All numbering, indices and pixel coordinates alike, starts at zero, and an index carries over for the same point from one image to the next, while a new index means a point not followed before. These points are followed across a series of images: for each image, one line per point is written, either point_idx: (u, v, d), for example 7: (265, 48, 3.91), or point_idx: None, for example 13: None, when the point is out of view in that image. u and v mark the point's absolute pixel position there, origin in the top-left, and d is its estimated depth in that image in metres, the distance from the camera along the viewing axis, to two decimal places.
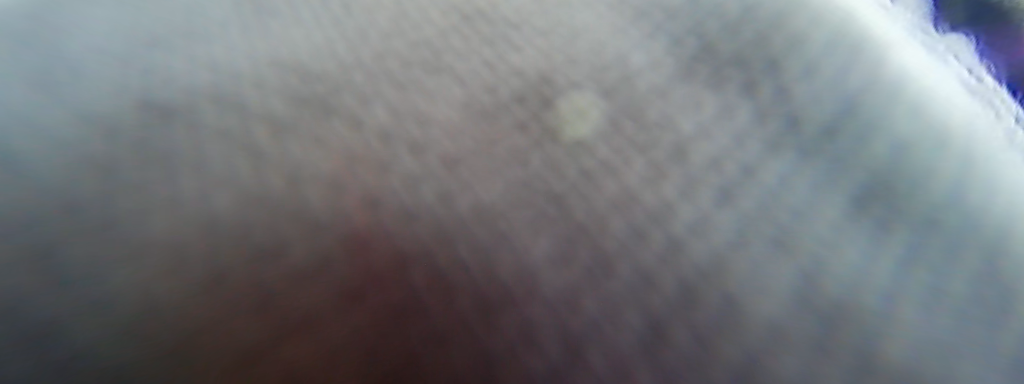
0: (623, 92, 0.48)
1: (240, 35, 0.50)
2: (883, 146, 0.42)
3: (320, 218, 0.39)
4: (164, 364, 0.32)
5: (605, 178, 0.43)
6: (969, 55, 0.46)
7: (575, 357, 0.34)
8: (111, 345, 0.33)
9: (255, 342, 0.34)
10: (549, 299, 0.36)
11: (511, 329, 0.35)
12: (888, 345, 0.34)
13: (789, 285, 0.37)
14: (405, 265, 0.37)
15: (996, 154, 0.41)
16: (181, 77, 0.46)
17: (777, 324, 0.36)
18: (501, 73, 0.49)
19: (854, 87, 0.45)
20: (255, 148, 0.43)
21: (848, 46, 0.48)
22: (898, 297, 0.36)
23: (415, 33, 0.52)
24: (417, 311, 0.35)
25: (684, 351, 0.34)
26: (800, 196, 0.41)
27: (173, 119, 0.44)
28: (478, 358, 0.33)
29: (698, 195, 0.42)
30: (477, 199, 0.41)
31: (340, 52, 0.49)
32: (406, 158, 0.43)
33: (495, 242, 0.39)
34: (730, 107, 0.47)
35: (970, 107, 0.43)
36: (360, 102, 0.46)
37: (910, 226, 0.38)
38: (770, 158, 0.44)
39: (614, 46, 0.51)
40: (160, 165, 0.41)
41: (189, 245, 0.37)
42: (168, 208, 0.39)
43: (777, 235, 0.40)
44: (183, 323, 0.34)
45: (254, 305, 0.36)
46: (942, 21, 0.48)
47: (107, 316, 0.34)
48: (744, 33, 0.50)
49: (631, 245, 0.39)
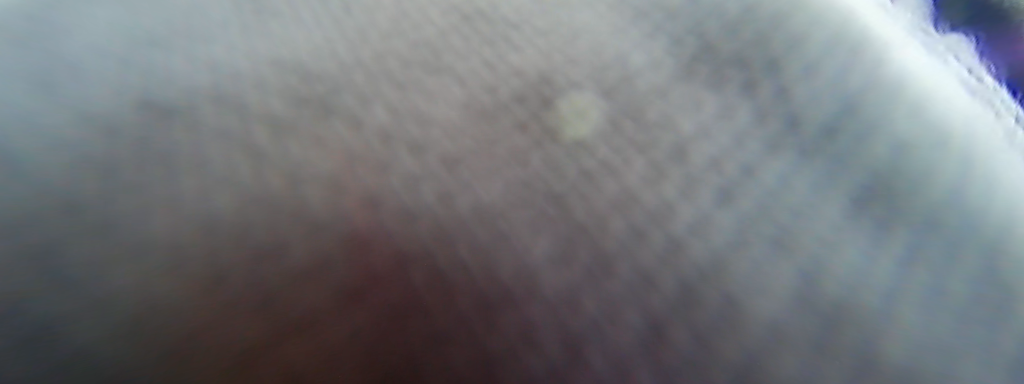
0: (623, 92, 0.48)
1: (240, 35, 0.50)
2: (883, 145, 0.42)
3: (319, 218, 0.39)
4: (166, 364, 0.32)
5: (605, 178, 0.43)
6: (969, 55, 0.46)
7: (575, 357, 0.34)
8: (113, 346, 0.33)
9: (255, 342, 0.34)
10: (550, 298, 0.36)
11: (512, 329, 0.35)
12: (887, 346, 0.34)
13: (789, 285, 0.37)
14: (405, 265, 0.37)
15: (996, 153, 0.41)
16: (182, 77, 0.46)
17: (777, 324, 0.36)
18: (501, 73, 0.49)
19: (854, 87, 0.45)
20: (256, 148, 0.43)
21: (849, 46, 0.47)
22: (898, 297, 0.36)
23: (415, 33, 0.52)
24: (418, 311, 0.35)
25: (684, 351, 0.34)
26: (800, 195, 0.41)
27: (173, 119, 0.44)
28: (479, 358, 0.34)
29: (698, 195, 0.42)
30: (478, 199, 0.41)
31: (340, 52, 0.49)
32: (406, 158, 0.43)
33: (495, 242, 0.39)
34: (730, 107, 0.47)
35: (971, 108, 0.43)
36: (360, 102, 0.46)
37: (910, 226, 0.38)
38: (771, 158, 0.44)
39: (614, 46, 0.51)
40: (160, 165, 0.41)
41: (189, 246, 0.37)
42: (168, 209, 0.39)
43: (777, 235, 0.40)
44: (184, 323, 0.34)
45: (254, 305, 0.36)
46: (942, 21, 0.48)
47: (107, 316, 0.34)
48: (744, 33, 0.50)
49: (631, 245, 0.39)
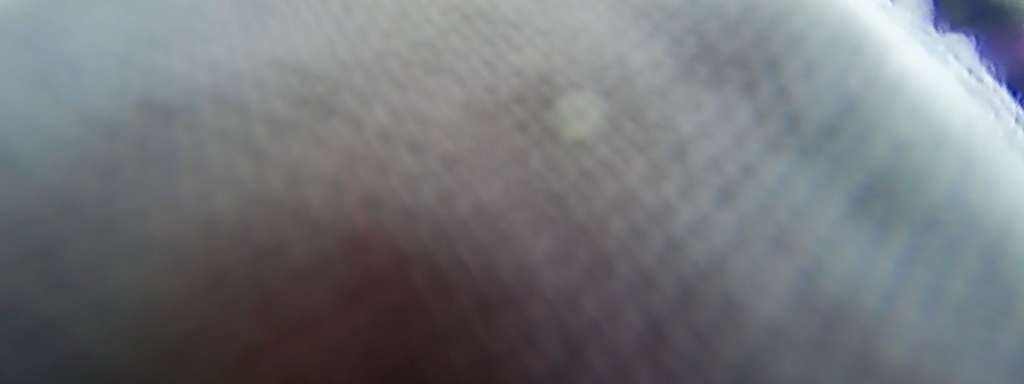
0: (623, 92, 0.48)
1: (240, 35, 0.50)
2: (882, 146, 0.42)
3: (320, 219, 0.39)
4: (166, 364, 0.32)
5: (605, 178, 0.43)
6: (969, 55, 0.46)
7: (575, 358, 0.34)
8: (113, 347, 0.33)
9: (256, 342, 0.34)
10: (549, 299, 0.36)
11: (512, 329, 0.35)
12: (886, 346, 0.34)
13: (789, 286, 0.37)
14: (404, 265, 0.37)
15: (996, 154, 0.41)
16: (182, 77, 0.46)
17: (778, 324, 0.36)
18: (501, 73, 0.49)
19: (854, 87, 0.45)
20: (255, 148, 0.43)
21: (848, 46, 0.48)
22: (898, 298, 0.36)
23: (415, 33, 0.51)
24: (418, 311, 0.35)
25: (684, 351, 0.35)
26: (800, 196, 0.41)
27: (172, 119, 0.44)
28: (478, 358, 0.34)
29: (698, 195, 0.42)
30: (478, 199, 0.41)
31: (339, 52, 0.49)
32: (406, 158, 0.43)
33: (495, 242, 0.39)
34: (730, 106, 0.47)
35: (971, 108, 0.43)
36: (360, 102, 0.46)
37: (910, 225, 0.39)
38: (770, 158, 0.44)
39: (615, 46, 0.51)
40: (160, 165, 0.41)
41: (190, 246, 0.37)
42: (168, 209, 0.39)
43: (776, 234, 0.40)
44: (184, 322, 0.34)
45: (254, 305, 0.36)
46: (942, 21, 0.48)
47: (108, 315, 0.34)
48: (744, 34, 0.50)
49: (631, 244, 0.39)
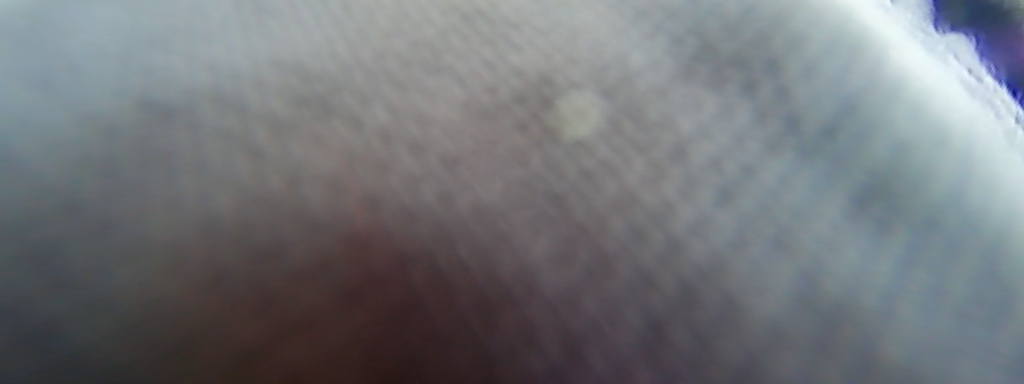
0: (623, 92, 0.48)
1: (240, 35, 0.50)
2: (883, 146, 0.42)
3: (320, 219, 0.39)
4: (166, 365, 0.32)
5: (605, 178, 0.43)
6: (969, 55, 0.46)
7: (575, 357, 0.34)
8: (113, 347, 0.33)
9: (256, 342, 0.34)
10: (549, 298, 0.36)
11: (512, 329, 0.35)
12: (886, 346, 0.35)
13: (789, 286, 0.37)
14: (404, 265, 0.37)
15: (995, 153, 0.41)
16: (182, 77, 0.47)
17: (778, 324, 0.36)
18: (501, 73, 0.49)
19: (853, 87, 0.45)
20: (256, 148, 0.43)
21: (849, 46, 0.47)
22: (897, 298, 0.36)
23: (415, 33, 0.51)
24: (417, 311, 0.35)
25: (683, 351, 0.35)
26: (800, 196, 0.41)
27: (172, 119, 0.44)
28: (478, 358, 0.34)
29: (698, 195, 0.42)
30: (478, 199, 0.41)
31: (339, 52, 0.49)
32: (406, 158, 0.43)
33: (495, 242, 0.39)
34: (730, 107, 0.47)
35: (971, 108, 0.43)
36: (360, 102, 0.46)
37: (911, 225, 0.39)
38: (770, 158, 0.44)
39: (615, 46, 0.51)
40: (160, 165, 0.41)
41: (190, 245, 0.37)
42: (168, 209, 0.39)
43: (776, 234, 0.40)
44: (184, 322, 0.34)
45: (253, 305, 0.36)
46: (942, 21, 0.48)
47: (108, 315, 0.34)
48: (744, 33, 0.50)
49: (631, 244, 0.39)
